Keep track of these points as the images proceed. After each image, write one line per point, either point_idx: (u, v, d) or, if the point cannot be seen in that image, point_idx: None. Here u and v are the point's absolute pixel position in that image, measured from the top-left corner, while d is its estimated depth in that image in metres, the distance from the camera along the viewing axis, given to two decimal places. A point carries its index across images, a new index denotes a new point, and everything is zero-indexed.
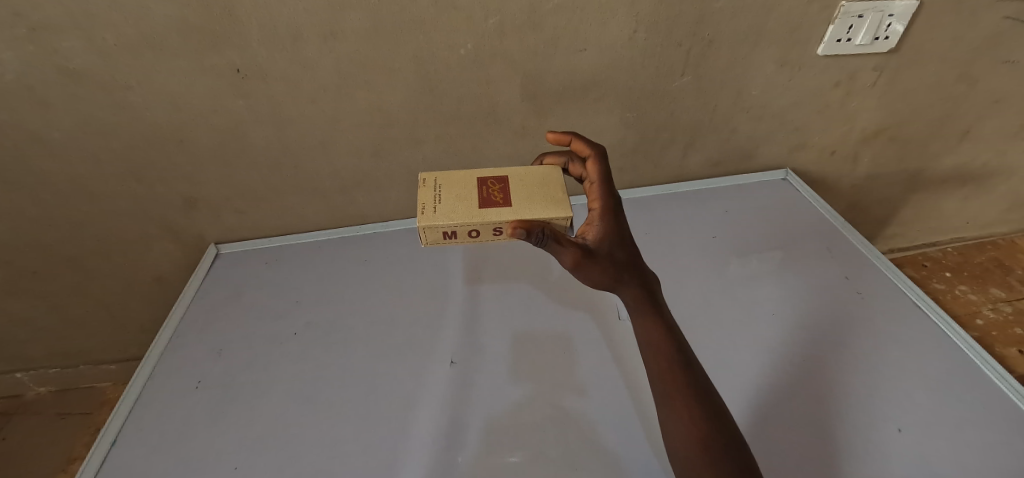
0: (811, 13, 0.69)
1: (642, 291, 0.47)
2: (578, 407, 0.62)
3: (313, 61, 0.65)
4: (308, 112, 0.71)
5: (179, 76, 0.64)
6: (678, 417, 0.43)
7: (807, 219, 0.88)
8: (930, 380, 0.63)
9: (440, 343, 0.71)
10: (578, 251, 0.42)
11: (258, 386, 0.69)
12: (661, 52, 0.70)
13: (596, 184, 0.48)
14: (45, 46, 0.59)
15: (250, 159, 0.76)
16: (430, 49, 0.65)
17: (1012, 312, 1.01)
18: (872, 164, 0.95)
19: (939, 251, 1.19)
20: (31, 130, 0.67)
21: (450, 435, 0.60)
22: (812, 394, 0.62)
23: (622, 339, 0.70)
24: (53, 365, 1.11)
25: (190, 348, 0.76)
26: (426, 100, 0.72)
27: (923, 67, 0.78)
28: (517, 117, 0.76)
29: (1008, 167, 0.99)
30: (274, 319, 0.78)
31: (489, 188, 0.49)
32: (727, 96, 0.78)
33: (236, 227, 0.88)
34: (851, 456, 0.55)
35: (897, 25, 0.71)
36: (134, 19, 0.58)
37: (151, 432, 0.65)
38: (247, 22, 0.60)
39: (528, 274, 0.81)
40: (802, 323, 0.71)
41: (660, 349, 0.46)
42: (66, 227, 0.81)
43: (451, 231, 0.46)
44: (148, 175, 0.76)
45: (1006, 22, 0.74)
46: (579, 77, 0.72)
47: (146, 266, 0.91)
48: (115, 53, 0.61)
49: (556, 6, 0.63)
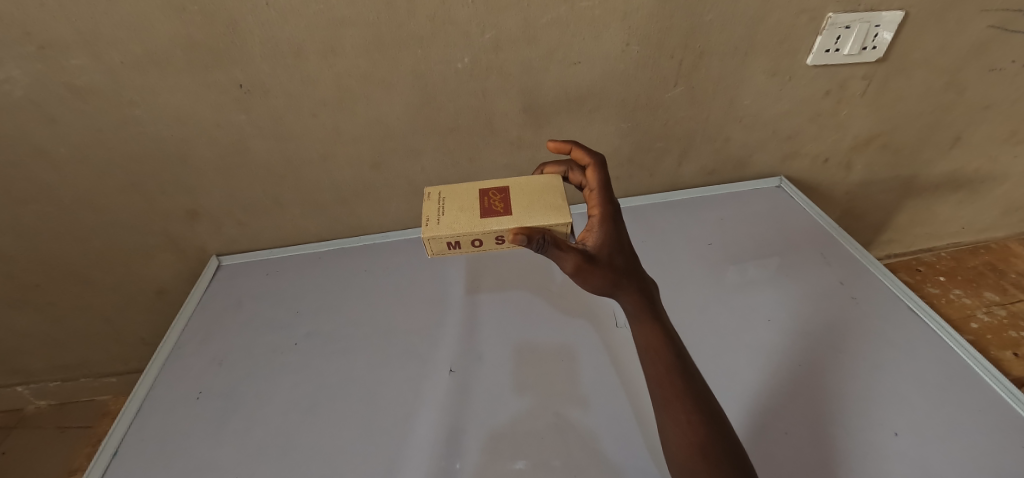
0: (799, 24, 0.71)
1: (641, 297, 0.48)
2: (577, 416, 0.62)
3: (314, 76, 0.67)
4: (310, 127, 0.73)
5: (183, 93, 0.66)
6: (676, 421, 0.44)
7: (802, 226, 0.89)
8: (926, 384, 0.63)
9: (439, 352, 0.72)
10: (579, 256, 0.43)
11: (259, 395, 0.70)
12: (653, 63, 0.72)
13: (596, 191, 0.49)
14: (54, 64, 0.61)
15: (252, 172, 0.78)
16: (428, 63, 0.67)
17: (1006, 315, 1.02)
18: (865, 171, 0.96)
19: (933, 255, 1.20)
20: (39, 146, 0.69)
21: (450, 443, 0.61)
22: (806, 399, 0.63)
23: (621, 346, 0.71)
24: (53, 379, 1.11)
25: (192, 359, 0.77)
26: (425, 114, 0.73)
27: (911, 76, 0.80)
28: (515, 129, 0.77)
29: (999, 171, 1.01)
30: (276, 330, 0.79)
31: (490, 198, 0.50)
32: (719, 106, 0.80)
33: (238, 239, 0.89)
34: (847, 460, 0.56)
35: (884, 35, 0.73)
36: (141, 37, 0.60)
37: (151, 442, 0.66)
38: (249, 39, 0.62)
39: (527, 282, 0.83)
40: (798, 330, 0.71)
41: (658, 355, 0.47)
42: (70, 240, 0.83)
43: (455, 242, 0.47)
44: (151, 188, 0.77)
45: (990, 31, 0.75)
46: (574, 90, 0.74)
47: (148, 278, 0.92)
48: (120, 71, 0.63)
49: (550, 21, 0.65)
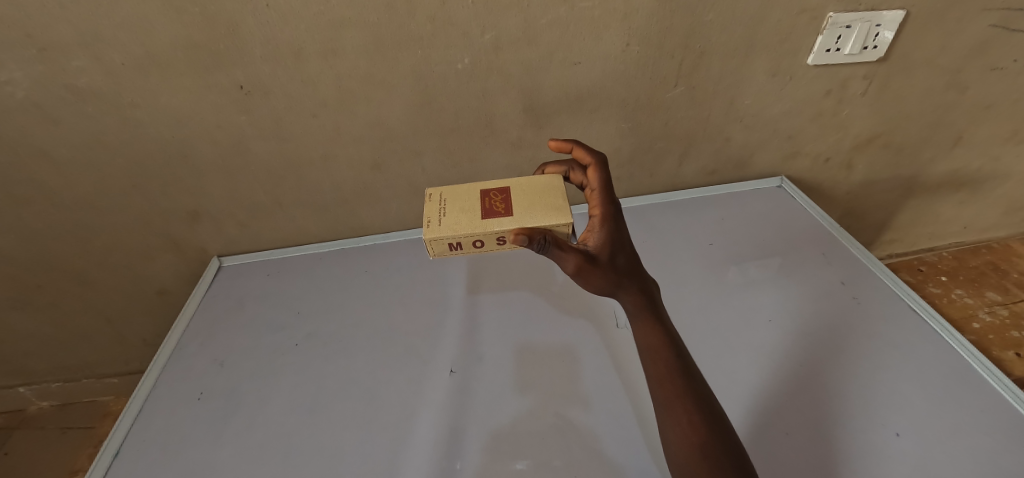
0: (799, 24, 0.71)
1: (641, 298, 0.48)
2: (578, 416, 0.62)
3: (314, 77, 0.67)
4: (310, 128, 0.73)
5: (184, 94, 0.67)
6: (676, 422, 0.44)
7: (803, 225, 0.89)
8: (928, 384, 0.63)
9: (440, 352, 0.72)
10: (580, 257, 0.43)
11: (260, 396, 0.70)
12: (654, 63, 0.72)
13: (597, 191, 0.49)
14: (55, 65, 0.61)
15: (252, 173, 0.78)
16: (428, 64, 0.67)
17: (1008, 315, 1.02)
18: (866, 171, 0.96)
19: (935, 255, 1.20)
20: (41, 148, 0.69)
21: (450, 443, 0.61)
22: (807, 399, 0.63)
23: (621, 346, 0.70)
24: (55, 379, 1.11)
25: (193, 359, 0.77)
26: (425, 114, 0.73)
27: (912, 76, 0.80)
28: (515, 129, 0.77)
29: (1001, 171, 1.01)
30: (277, 331, 0.79)
31: (491, 199, 0.50)
32: (720, 106, 0.80)
33: (239, 240, 0.89)
34: (848, 460, 0.56)
35: (885, 35, 0.73)
36: (141, 39, 0.60)
37: (152, 442, 0.66)
38: (249, 40, 0.62)
39: (528, 282, 0.83)
40: (799, 330, 0.71)
41: (659, 355, 0.47)
42: (72, 241, 0.83)
43: (456, 243, 0.47)
44: (152, 189, 0.77)
45: (991, 30, 0.75)
46: (575, 90, 0.74)
47: (149, 279, 0.92)
48: (121, 72, 0.63)
49: (550, 21, 0.65)
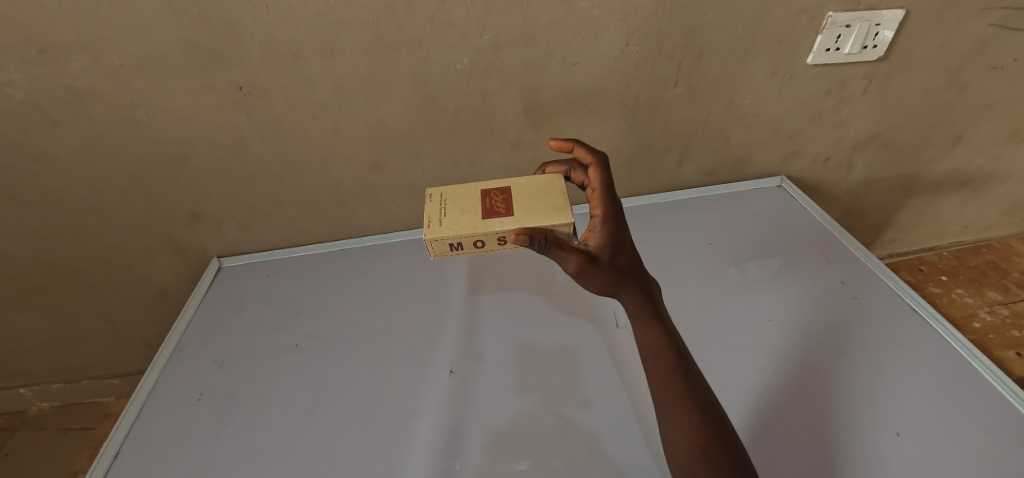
0: (799, 23, 0.71)
1: (641, 298, 0.48)
2: (578, 416, 0.62)
3: (314, 77, 0.67)
4: (310, 129, 0.73)
5: (184, 95, 0.67)
6: (676, 422, 0.44)
7: (803, 225, 0.89)
8: (928, 384, 0.63)
9: (440, 353, 0.72)
10: (581, 257, 0.43)
11: (259, 397, 0.70)
12: (653, 63, 0.72)
13: (598, 191, 0.49)
14: (55, 67, 0.61)
15: (252, 174, 0.78)
16: (428, 64, 0.67)
17: (1008, 315, 1.02)
18: (866, 170, 0.96)
19: (935, 254, 1.19)
20: (41, 149, 0.69)
21: (450, 444, 0.61)
22: (807, 399, 0.63)
23: (621, 346, 0.70)
24: (55, 380, 1.12)
25: (193, 360, 0.77)
26: (424, 114, 0.73)
27: (912, 75, 0.80)
28: (515, 130, 0.77)
29: (1001, 170, 1.00)
30: (277, 332, 0.79)
31: (492, 199, 0.50)
32: (719, 106, 0.80)
33: (239, 240, 0.90)
34: (848, 460, 0.56)
35: (885, 34, 0.73)
36: (141, 40, 0.60)
37: (152, 444, 0.66)
38: (249, 41, 0.62)
39: (527, 282, 0.83)
40: (800, 330, 0.71)
41: (659, 355, 0.47)
42: (72, 242, 0.83)
43: (457, 243, 0.47)
44: (152, 190, 0.77)
45: (991, 29, 0.75)
46: (574, 90, 0.74)
47: (149, 280, 0.92)
48: (121, 74, 0.63)
49: (549, 21, 0.65)
